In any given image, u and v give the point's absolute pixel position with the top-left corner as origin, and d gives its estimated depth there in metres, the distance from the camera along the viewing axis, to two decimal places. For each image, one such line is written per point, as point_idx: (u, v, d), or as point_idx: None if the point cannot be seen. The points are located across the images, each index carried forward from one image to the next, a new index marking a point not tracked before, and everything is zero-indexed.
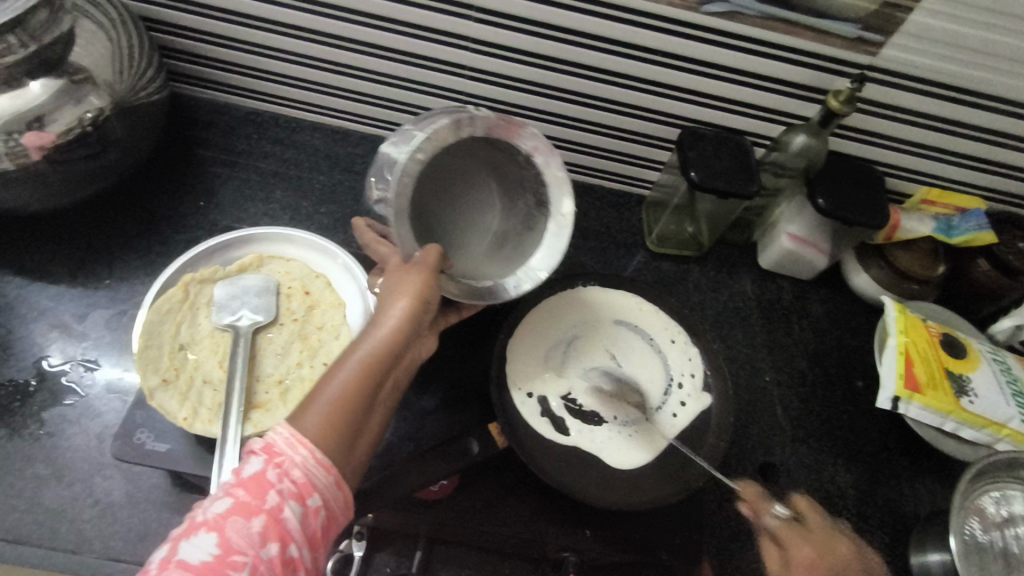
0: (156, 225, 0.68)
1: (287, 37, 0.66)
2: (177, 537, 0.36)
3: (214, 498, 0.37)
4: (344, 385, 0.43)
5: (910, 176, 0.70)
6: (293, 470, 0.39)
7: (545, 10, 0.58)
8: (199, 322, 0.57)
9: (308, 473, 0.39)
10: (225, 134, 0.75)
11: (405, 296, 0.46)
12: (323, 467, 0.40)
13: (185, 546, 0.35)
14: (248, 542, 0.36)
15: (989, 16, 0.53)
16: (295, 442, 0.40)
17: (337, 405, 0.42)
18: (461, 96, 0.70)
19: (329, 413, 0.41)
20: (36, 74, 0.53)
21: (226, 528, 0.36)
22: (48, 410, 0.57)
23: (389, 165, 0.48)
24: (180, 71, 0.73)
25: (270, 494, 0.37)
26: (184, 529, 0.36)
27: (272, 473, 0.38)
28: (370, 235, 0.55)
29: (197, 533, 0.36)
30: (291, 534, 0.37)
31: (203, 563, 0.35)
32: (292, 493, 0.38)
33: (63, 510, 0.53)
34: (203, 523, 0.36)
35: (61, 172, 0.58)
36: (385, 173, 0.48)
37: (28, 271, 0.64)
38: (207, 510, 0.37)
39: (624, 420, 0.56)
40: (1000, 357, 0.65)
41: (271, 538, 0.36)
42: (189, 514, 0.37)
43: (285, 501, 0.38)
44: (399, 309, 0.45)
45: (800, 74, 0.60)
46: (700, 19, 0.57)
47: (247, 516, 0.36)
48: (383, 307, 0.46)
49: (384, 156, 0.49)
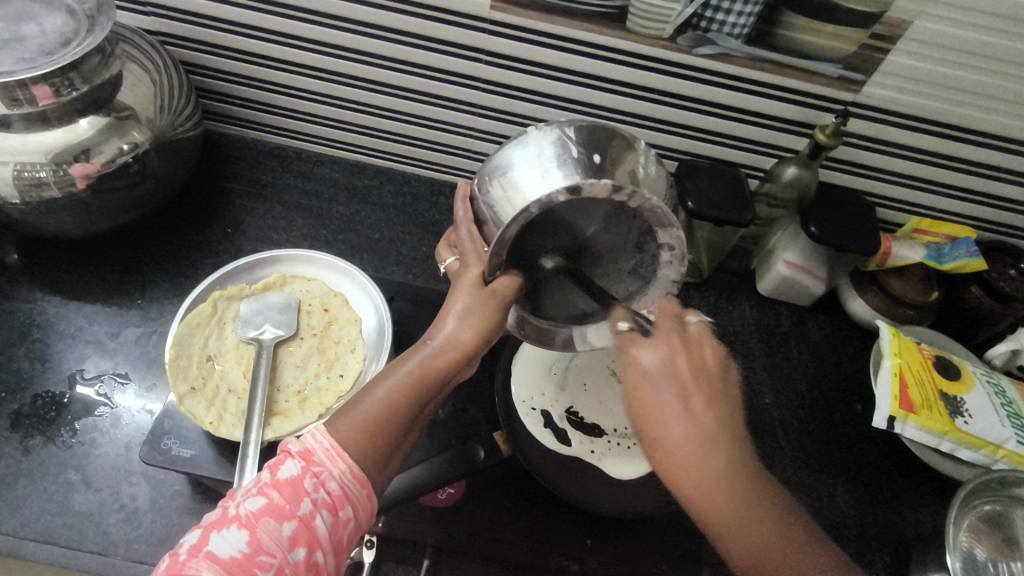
0: (186, 251, 0.73)
1: (311, 79, 0.72)
2: (211, 525, 0.38)
3: (249, 494, 0.39)
4: (391, 394, 0.45)
5: (901, 206, 0.73)
6: (329, 482, 0.41)
7: (548, 53, 0.64)
8: (226, 335, 0.61)
9: (343, 486, 0.41)
10: (252, 168, 0.81)
11: (466, 322, 0.47)
12: (358, 481, 0.42)
13: (217, 539, 0.37)
14: (277, 545, 0.38)
15: (963, 56, 0.56)
16: (334, 454, 0.41)
17: (380, 413, 0.44)
18: (472, 132, 0.75)
19: (363, 431, 0.43)
20: (86, 112, 0.59)
21: (258, 528, 0.38)
22: (81, 420, 0.60)
23: (525, 184, 0.46)
24: (212, 110, 0.79)
25: (304, 501, 0.39)
26: (218, 518, 0.39)
27: (308, 481, 0.40)
28: (465, 216, 0.51)
29: (229, 527, 0.38)
30: (319, 541, 0.39)
31: (232, 558, 0.37)
32: (326, 503, 0.40)
33: (91, 514, 0.56)
34: (237, 518, 0.38)
35: (102, 199, 0.63)
36: (515, 187, 0.46)
37: (68, 292, 0.69)
38: (241, 506, 0.39)
39: (624, 432, 0.59)
40: (995, 380, 0.67)
41: (300, 544, 0.38)
42: (224, 503, 0.40)
43: (318, 510, 0.39)
44: (460, 334, 0.46)
45: (788, 110, 0.64)
46: (692, 60, 0.61)
47: (279, 519, 0.38)
48: (449, 326, 0.47)
49: (528, 157, 0.46)
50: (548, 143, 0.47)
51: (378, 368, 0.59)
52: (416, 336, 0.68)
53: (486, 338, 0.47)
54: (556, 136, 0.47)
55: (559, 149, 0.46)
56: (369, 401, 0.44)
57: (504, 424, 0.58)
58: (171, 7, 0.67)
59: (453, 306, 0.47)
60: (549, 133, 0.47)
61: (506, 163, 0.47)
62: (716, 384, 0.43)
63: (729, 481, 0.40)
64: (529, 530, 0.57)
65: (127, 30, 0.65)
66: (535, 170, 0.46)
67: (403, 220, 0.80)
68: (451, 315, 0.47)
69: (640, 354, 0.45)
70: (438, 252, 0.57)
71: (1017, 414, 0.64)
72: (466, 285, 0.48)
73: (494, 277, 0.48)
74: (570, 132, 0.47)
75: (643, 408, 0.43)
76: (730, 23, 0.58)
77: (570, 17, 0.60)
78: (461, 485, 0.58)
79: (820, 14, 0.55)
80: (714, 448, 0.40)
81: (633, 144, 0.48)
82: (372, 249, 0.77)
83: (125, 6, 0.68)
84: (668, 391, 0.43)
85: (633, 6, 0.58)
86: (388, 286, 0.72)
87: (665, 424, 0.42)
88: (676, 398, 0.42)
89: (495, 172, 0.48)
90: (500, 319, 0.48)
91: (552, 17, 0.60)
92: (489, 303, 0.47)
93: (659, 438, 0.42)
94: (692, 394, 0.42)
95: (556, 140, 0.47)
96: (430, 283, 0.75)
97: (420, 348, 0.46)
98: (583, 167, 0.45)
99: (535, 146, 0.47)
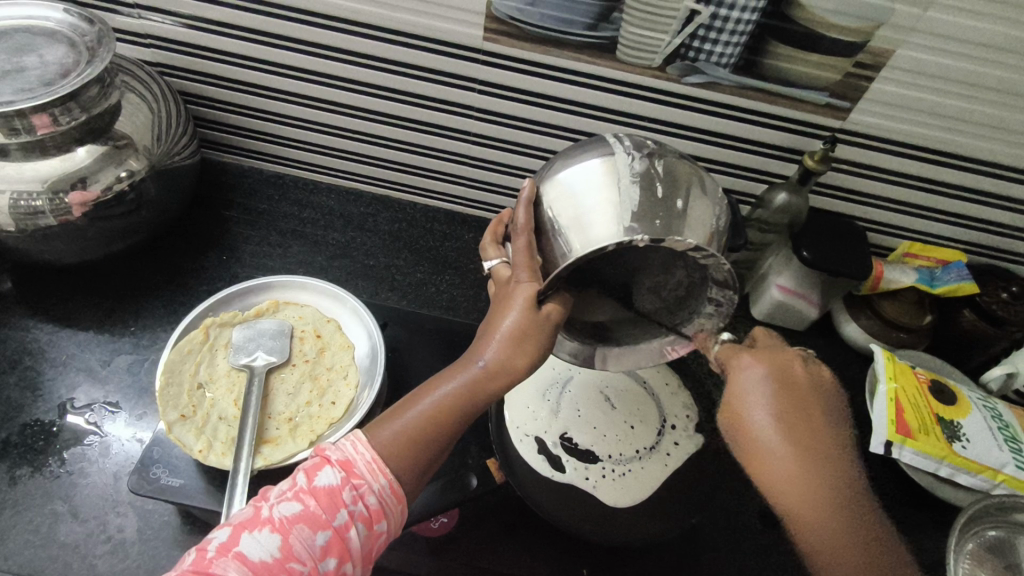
0: (181, 278, 0.73)
1: (308, 108, 0.73)
2: (241, 525, 0.38)
3: (283, 498, 0.39)
4: (435, 406, 0.44)
5: (892, 231, 0.74)
6: (368, 496, 0.40)
7: (541, 82, 0.65)
8: (217, 362, 0.61)
9: (381, 500, 0.41)
10: (249, 195, 0.81)
11: (516, 343, 0.45)
12: (396, 497, 0.42)
13: (249, 541, 0.37)
14: (309, 554, 0.38)
15: (946, 84, 0.58)
16: (375, 469, 0.41)
17: (424, 422, 0.44)
18: (466, 158, 0.76)
19: (402, 440, 0.43)
20: (83, 141, 0.60)
21: (292, 534, 0.38)
22: (70, 449, 0.59)
23: (596, 217, 0.43)
24: (210, 139, 0.80)
25: (341, 512, 0.39)
26: (249, 519, 0.39)
27: (347, 492, 0.40)
28: (521, 221, 0.47)
29: (262, 530, 0.38)
30: (350, 553, 0.39)
31: (262, 562, 0.37)
32: (362, 516, 0.40)
33: (76, 546, 0.55)
34: (269, 521, 0.38)
35: (98, 227, 0.63)
36: (584, 217, 0.44)
37: (61, 319, 0.68)
38: (275, 509, 0.39)
39: (619, 458, 0.59)
40: (991, 404, 0.66)
41: (331, 554, 0.38)
42: (255, 503, 0.40)
43: (354, 522, 0.39)
44: (512, 356, 0.45)
45: (777, 136, 0.65)
46: (682, 88, 0.62)
47: (314, 528, 0.38)
48: (502, 349, 0.45)
49: (609, 189, 0.44)
50: (633, 175, 0.44)
51: (370, 394, 0.59)
52: (410, 362, 0.68)
53: (535, 364, 0.46)
54: (644, 168, 0.44)
55: (644, 185, 0.43)
56: (415, 413, 0.44)
57: (498, 449, 0.58)
58: (171, 39, 0.68)
59: (505, 324, 0.45)
60: (636, 163, 0.44)
61: (581, 187, 0.45)
62: (820, 397, 0.52)
63: (832, 499, 0.46)
64: (525, 559, 0.56)
65: (127, 62, 0.66)
66: (613, 205, 0.43)
67: (398, 246, 0.80)
68: (502, 335, 0.45)
69: (746, 363, 0.53)
70: (482, 249, 0.53)
71: (1014, 438, 0.63)
72: (519, 303, 0.45)
73: (544, 298, 0.46)
74: (659, 168, 0.44)
75: (744, 411, 0.52)
76: (718, 52, 0.59)
77: (561, 47, 0.61)
78: (454, 514, 0.57)
79: (805, 44, 0.56)
80: (822, 471, 0.47)
81: (715, 190, 0.46)
82: (367, 275, 0.77)
83: (124, 38, 0.69)
84: (777, 393, 0.51)
85: (622, 37, 0.59)
86: (383, 312, 0.72)
87: (767, 423, 0.50)
88: (780, 405, 0.51)
89: (567, 190, 0.45)
90: (547, 342, 0.46)
91: (544, 48, 0.61)
92: (543, 328, 0.45)
93: (761, 435, 0.50)
94: (804, 401, 0.52)
95: (642, 174, 0.44)
96: (425, 309, 0.75)
97: (469, 366, 0.45)
98: (665, 211, 0.43)
99: (616, 176, 0.44)
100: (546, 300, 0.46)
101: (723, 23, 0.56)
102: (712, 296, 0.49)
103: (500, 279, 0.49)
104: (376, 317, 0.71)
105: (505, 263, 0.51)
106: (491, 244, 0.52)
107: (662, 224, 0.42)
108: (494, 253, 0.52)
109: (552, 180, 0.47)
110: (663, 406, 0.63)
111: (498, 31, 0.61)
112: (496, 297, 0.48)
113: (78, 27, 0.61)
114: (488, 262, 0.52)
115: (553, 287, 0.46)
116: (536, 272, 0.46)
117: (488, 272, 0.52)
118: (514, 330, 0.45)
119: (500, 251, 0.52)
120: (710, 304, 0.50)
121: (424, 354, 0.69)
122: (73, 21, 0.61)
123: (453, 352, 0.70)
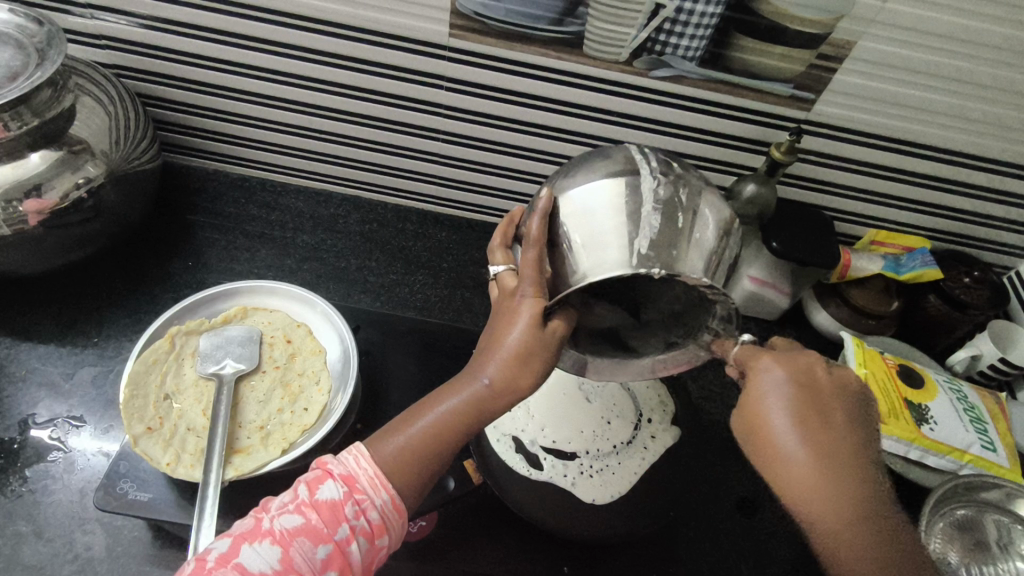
0: (146, 287, 0.71)
1: (272, 108, 0.72)
2: (242, 536, 0.38)
3: (284, 509, 0.39)
4: (440, 422, 0.43)
5: (858, 220, 0.75)
6: (371, 511, 0.40)
7: (508, 79, 0.64)
8: (184, 372, 0.60)
9: (383, 515, 0.40)
10: (214, 199, 0.80)
11: (522, 365, 0.44)
12: (398, 512, 0.41)
13: (249, 552, 0.37)
14: (310, 567, 0.37)
15: (905, 74, 0.59)
16: (377, 483, 0.40)
17: (425, 438, 0.43)
18: (435, 157, 0.75)
19: (405, 456, 0.42)
20: (37, 146, 0.58)
21: (292, 547, 0.37)
22: (32, 466, 0.57)
23: (612, 245, 0.43)
24: (173, 142, 0.78)
25: (342, 526, 0.38)
26: (249, 530, 0.38)
27: (349, 507, 0.39)
28: (535, 231, 0.45)
29: (262, 541, 0.37)
30: (351, 566, 0.39)
31: (261, 573, 0.36)
32: (363, 531, 0.39)
33: (41, 567, 0.53)
34: (270, 533, 0.38)
35: (55, 235, 0.61)
36: (599, 241, 0.43)
37: (20, 333, 0.66)
38: (275, 521, 0.38)
39: (597, 454, 0.59)
40: (957, 386, 0.68)
41: (332, 568, 0.38)
42: (256, 513, 0.39)
43: (355, 536, 0.39)
44: (521, 377, 0.44)
45: (743, 128, 0.66)
46: (649, 82, 0.62)
47: (315, 541, 0.38)
48: (506, 367, 0.44)
49: (629, 213, 0.43)
50: (656, 203, 0.43)
51: (343, 399, 0.58)
52: (384, 366, 0.68)
53: (538, 382, 0.45)
54: (668, 196, 0.43)
55: (665, 214, 0.43)
56: (419, 428, 0.43)
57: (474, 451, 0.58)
58: (128, 40, 0.66)
59: (510, 339, 0.44)
60: (661, 189, 0.44)
61: (604, 207, 0.44)
62: (849, 405, 0.42)
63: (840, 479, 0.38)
64: (504, 558, 0.56)
65: (80, 63, 0.64)
66: (631, 232, 0.43)
67: (369, 247, 0.79)
68: (508, 352, 0.44)
69: (767, 364, 0.44)
70: (490, 252, 0.52)
71: (980, 419, 0.65)
72: (525, 319, 0.44)
73: (550, 313, 0.45)
74: (683, 197, 0.44)
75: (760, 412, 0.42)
76: (684, 46, 0.59)
77: (527, 43, 0.60)
78: (433, 517, 0.57)
79: (769, 37, 0.57)
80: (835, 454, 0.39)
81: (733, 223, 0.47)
82: (338, 278, 0.76)
83: (77, 39, 0.67)
84: (794, 397, 0.41)
85: (589, 32, 0.59)
86: (355, 315, 0.71)
87: (788, 429, 0.40)
88: (795, 408, 0.41)
89: (591, 204, 0.45)
90: (553, 360, 0.45)
91: (510, 44, 0.61)
92: (546, 346, 0.44)
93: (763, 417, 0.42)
94: (823, 404, 0.41)
95: (665, 202, 0.43)
96: (398, 311, 0.74)
97: (474, 383, 0.44)
98: (680, 242, 0.43)
99: (638, 204, 0.43)
100: (551, 316, 0.45)
101: (689, 17, 0.56)
102: (713, 327, 0.49)
103: (505, 289, 0.47)
104: (348, 320, 0.70)
105: (511, 270, 0.49)
106: (499, 247, 0.52)
107: (675, 256, 0.42)
108: (501, 259, 0.51)
109: (569, 193, 0.46)
110: (638, 400, 0.63)
111: (463, 27, 0.60)
112: (500, 307, 0.47)
113: (25, 28, 0.58)
114: (494, 266, 0.50)
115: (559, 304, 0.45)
116: (542, 288, 0.45)
117: (494, 277, 0.50)
118: (519, 348, 0.44)
119: (507, 258, 0.51)
120: (709, 332, 0.50)
121: (399, 357, 0.69)
122: (20, 22, 0.58)
123: (428, 355, 0.70)
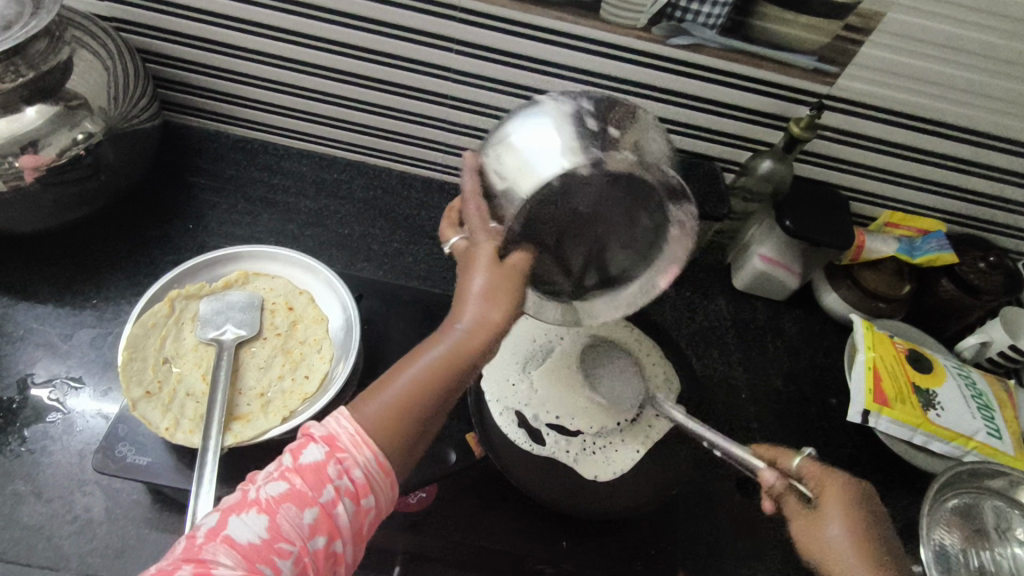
0: (145, 249, 0.70)
1: (277, 69, 0.69)
2: (229, 509, 0.37)
3: (269, 478, 0.38)
4: (420, 377, 0.42)
5: (873, 201, 0.73)
6: (354, 470, 0.39)
7: (522, 44, 0.62)
8: (184, 337, 0.59)
9: (368, 474, 0.39)
10: (215, 160, 0.78)
11: (494, 305, 0.43)
12: (383, 469, 0.40)
13: (237, 524, 0.36)
14: (297, 533, 0.37)
15: (934, 49, 0.56)
16: (360, 441, 0.39)
17: (412, 392, 0.41)
18: (443, 124, 0.73)
19: (391, 410, 0.41)
20: (32, 100, 0.56)
21: (279, 514, 0.37)
22: (31, 427, 0.57)
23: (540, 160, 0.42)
24: (174, 101, 0.76)
25: (326, 488, 0.38)
26: (236, 502, 0.38)
27: (333, 468, 0.38)
28: (471, 185, 0.46)
29: (249, 512, 0.37)
30: (339, 530, 0.38)
31: (250, 543, 0.36)
32: (348, 492, 0.38)
33: (40, 527, 0.53)
34: (257, 503, 0.37)
35: (52, 193, 0.60)
36: (525, 163, 0.43)
37: (18, 292, 0.65)
38: (261, 491, 0.37)
39: (600, 430, 0.58)
40: (966, 372, 0.67)
41: (319, 532, 0.37)
42: (243, 486, 0.39)
43: (340, 498, 0.38)
44: (493, 318, 0.42)
45: (762, 102, 0.64)
46: (667, 50, 0.60)
47: (301, 506, 0.37)
48: (480, 312, 0.42)
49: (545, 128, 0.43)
50: (565, 113, 0.44)
51: (345, 369, 0.57)
52: (385, 334, 0.67)
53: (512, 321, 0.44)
54: (574, 108, 0.44)
55: (575, 118, 0.44)
56: (401, 383, 0.42)
57: (477, 425, 0.57)
58: None
59: (475, 285, 0.43)
60: (566, 105, 0.45)
61: (519, 134, 0.44)
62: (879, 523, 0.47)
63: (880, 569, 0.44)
64: (504, 532, 0.56)
65: (77, 15, 0.61)
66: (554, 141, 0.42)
67: (373, 215, 0.77)
68: (475, 296, 0.43)
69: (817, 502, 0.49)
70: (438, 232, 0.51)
71: (987, 406, 0.64)
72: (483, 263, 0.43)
73: (507, 251, 0.44)
74: (588, 103, 0.45)
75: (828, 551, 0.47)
76: (705, 13, 0.57)
77: (542, 6, 0.58)
78: (433, 489, 0.57)
79: (795, 6, 0.54)
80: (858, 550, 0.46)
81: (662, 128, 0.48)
82: (341, 246, 0.75)
83: None
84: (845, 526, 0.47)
85: None
86: (358, 284, 0.70)
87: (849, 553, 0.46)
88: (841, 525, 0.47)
89: (506, 138, 0.44)
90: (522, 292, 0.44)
91: (524, 7, 0.58)
92: (511, 278, 0.43)
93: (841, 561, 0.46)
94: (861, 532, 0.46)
95: (572, 111, 0.44)
96: (402, 281, 0.73)
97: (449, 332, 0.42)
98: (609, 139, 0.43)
99: (575, 134, 0.43)
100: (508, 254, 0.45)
101: None
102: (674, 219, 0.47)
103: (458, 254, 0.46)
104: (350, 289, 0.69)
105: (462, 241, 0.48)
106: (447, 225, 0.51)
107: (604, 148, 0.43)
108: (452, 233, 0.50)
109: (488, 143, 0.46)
110: (646, 378, 0.62)
111: None
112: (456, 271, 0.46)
113: None
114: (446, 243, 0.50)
115: (513, 241, 0.45)
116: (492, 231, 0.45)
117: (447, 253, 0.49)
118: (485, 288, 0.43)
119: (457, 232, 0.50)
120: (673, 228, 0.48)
121: (401, 327, 0.68)
122: None
123: (431, 326, 0.69)
